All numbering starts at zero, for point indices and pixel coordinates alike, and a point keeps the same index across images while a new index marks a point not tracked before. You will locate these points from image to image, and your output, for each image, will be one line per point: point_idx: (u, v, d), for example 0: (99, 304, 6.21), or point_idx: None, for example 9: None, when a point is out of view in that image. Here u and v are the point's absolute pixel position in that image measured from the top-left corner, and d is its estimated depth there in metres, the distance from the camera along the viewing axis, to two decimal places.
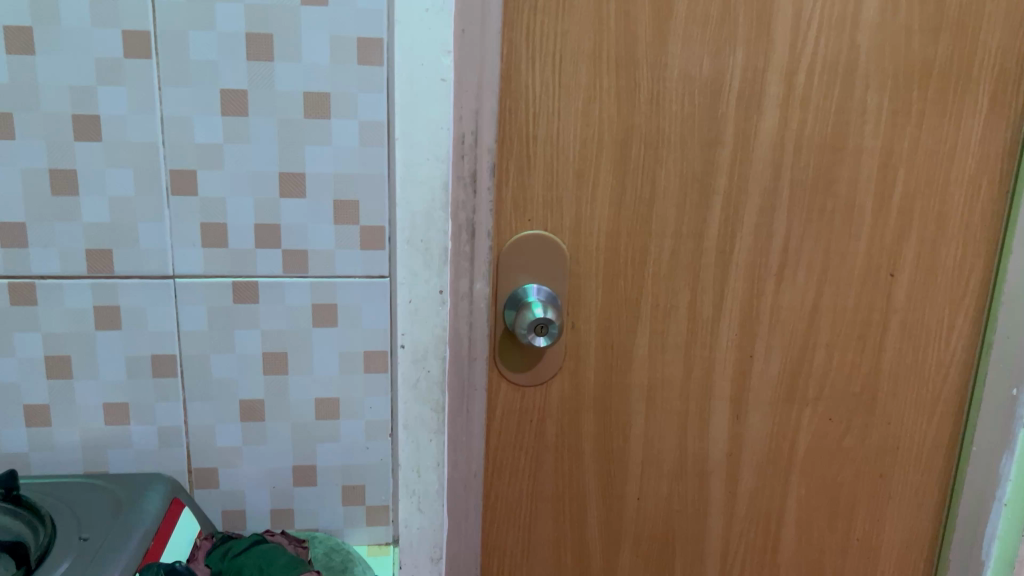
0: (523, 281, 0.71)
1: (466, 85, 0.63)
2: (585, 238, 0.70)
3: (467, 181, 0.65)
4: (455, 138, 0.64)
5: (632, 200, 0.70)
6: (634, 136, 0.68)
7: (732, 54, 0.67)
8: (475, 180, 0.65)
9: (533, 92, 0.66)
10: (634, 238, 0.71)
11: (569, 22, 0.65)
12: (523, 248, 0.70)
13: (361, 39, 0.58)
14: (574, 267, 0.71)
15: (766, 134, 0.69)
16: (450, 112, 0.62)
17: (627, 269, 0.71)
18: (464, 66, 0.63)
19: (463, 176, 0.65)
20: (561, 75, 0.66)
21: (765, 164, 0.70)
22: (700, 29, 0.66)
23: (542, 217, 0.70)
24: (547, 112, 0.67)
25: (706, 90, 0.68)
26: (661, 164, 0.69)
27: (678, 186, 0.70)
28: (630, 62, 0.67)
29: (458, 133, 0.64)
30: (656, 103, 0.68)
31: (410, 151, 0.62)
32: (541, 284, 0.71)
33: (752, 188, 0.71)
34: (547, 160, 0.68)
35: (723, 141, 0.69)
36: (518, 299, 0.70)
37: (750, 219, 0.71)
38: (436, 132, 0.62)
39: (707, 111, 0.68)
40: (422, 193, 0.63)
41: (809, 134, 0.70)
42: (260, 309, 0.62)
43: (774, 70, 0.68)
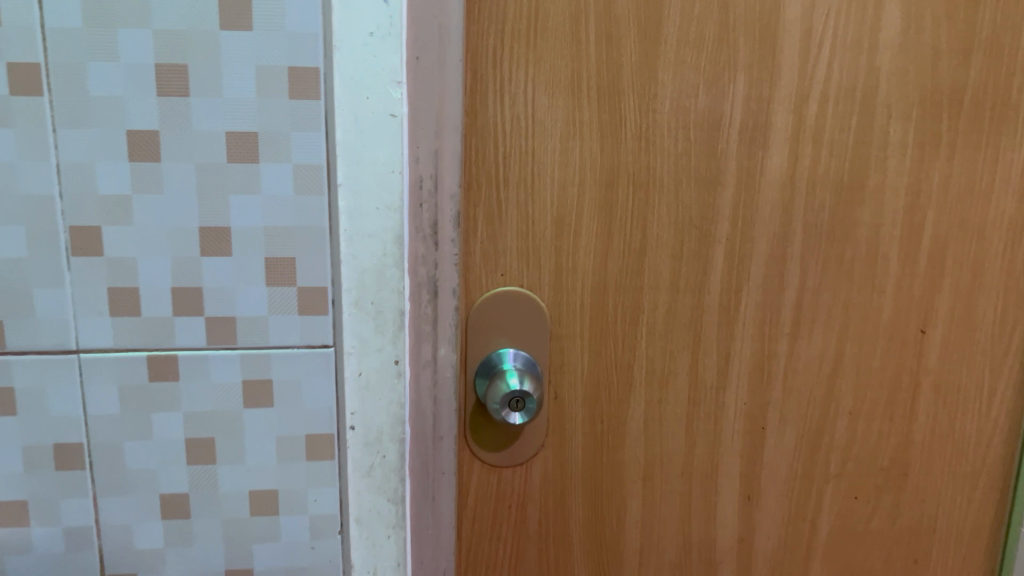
0: (501, 346, 0.61)
1: (424, 122, 0.54)
2: (567, 295, 0.61)
3: (427, 234, 0.56)
4: (412, 183, 0.55)
5: (621, 250, 0.61)
6: (621, 177, 0.59)
7: (732, 83, 0.58)
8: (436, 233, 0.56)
9: (503, 127, 0.57)
10: (624, 294, 0.61)
11: (542, 47, 0.56)
12: (496, 306, 0.60)
13: (294, 69, 0.49)
14: (557, 329, 0.61)
15: (773, 172, 0.60)
16: (405, 154, 0.53)
17: (617, 329, 0.62)
18: (420, 101, 0.54)
19: (423, 228, 0.56)
20: (534, 108, 0.57)
21: (773, 207, 0.61)
22: (695, 54, 0.58)
23: (517, 271, 0.60)
24: (520, 151, 0.58)
25: (703, 124, 0.59)
26: (652, 209, 0.60)
27: (674, 234, 0.61)
28: (615, 92, 0.58)
29: (415, 177, 0.55)
30: (646, 139, 0.59)
31: (358, 199, 0.52)
32: (518, 348, 0.61)
33: (760, 235, 0.61)
34: (521, 205, 0.59)
35: (724, 181, 0.60)
36: (490, 371, 0.60)
37: (758, 271, 0.62)
38: (386, 178, 0.52)
39: (705, 147, 0.59)
40: (375, 248, 0.53)
41: (823, 172, 0.61)
42: (182, 388, 0.53)
43: (781, 99, 0.59)
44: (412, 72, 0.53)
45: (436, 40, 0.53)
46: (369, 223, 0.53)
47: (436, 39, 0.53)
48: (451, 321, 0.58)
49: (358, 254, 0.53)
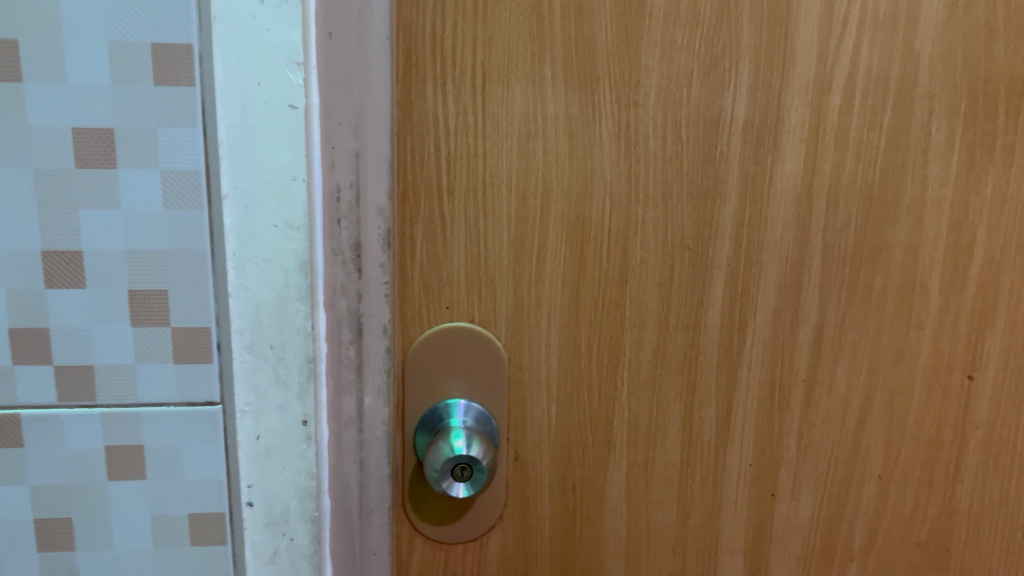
0: (450, 398, 0.49)
1: (340, 115, 0.42)
2: (529, 334, 0.49)
3: (347, 258, 0.44)
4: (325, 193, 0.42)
5: (595, 277, 0.49)
6: (595, 186, 0.47)
7: (734, 70, 0.47)
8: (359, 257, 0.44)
9: (445, 124, 0.46)
10: (600, 333, 0.49)
11: (495, 24, 0.45)
12: (444, 348, 0.48)
13: (158, 48, 0.35)
14: (517, 374, 0.50)
15: (786, 181, 0.48)
16: (315, 155, 0.41)
17: (592, 375, 0.50)
18: (335, 88, 0.41)
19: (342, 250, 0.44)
20: (485, 100, 0.46)
21: (786, 224, 0.49)
22: (686, 32, 0.46)
23: (467, 303, 0.48)
24: (468, 155, 0.46)
25: (698, 121, 0.47)
26: (635, 226, 0.48)
27: (662, 259, 0.49)
28: (587, 81, 0.46)
29: (330, 185, 0.42)
30: (626, 140, 0.47)
31: (252, 214, 0.38)
32: (470, 399, 0.49)
33: (769, 259, 0.49)
34: (470, 222, 0.47)
35: (725, 192, 0.48)
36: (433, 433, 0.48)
37: (766, 303, 0.50)
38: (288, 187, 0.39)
39: (700, 149, 0.47)
40: (273, 277, 0.40)
41: (848, 181, 0.49)
42: (27, 459, 0.39)
43: (796, 89, 0.47)
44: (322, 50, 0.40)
45: (354, 10, 0.41)
46: (266, 244, 0.39)
47: (354, 10, 0.41)
48: (379, 365, 0.47)
49: (246, 280, 0.39)
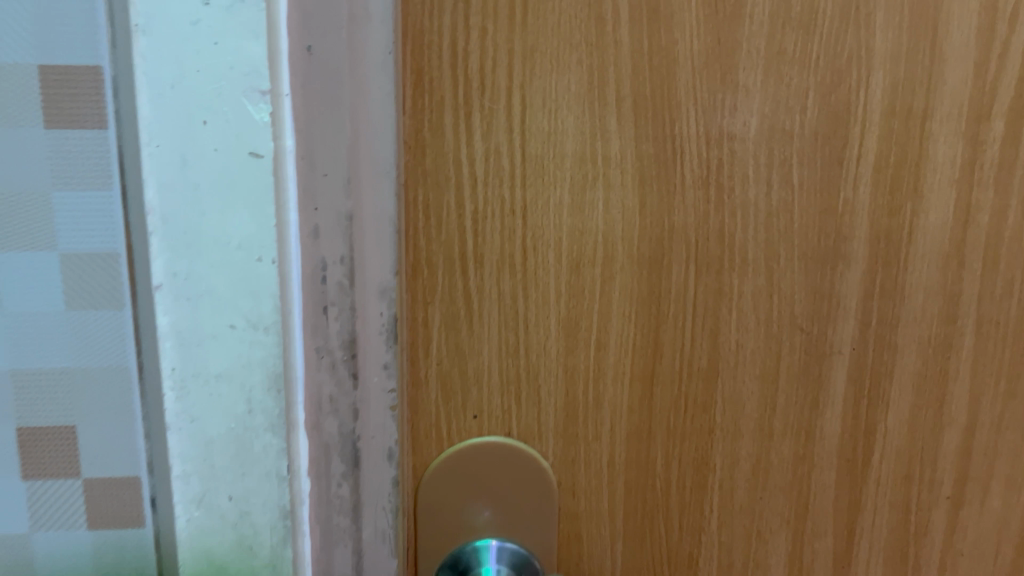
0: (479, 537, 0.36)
1: (325, 162, 0.29)
2: (586, 449, 0.36)
3: (338, 363, 0.31)
4: (304, 272, 0.30)
5: (676, 372, 0.36)
6: (675, 249, 0.35)
7: (863, 88, 0.34)
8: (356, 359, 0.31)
9: (470, 170, 0.33)
10: (680, 446, 0.37)
11: (538, 30, 0.32)
12: (471, 476, 0.35)
13: (49, 70, 0.26)
14: (570, 503, 0.37)
15: (930, 237, 0.36)
16: (290, 223, 0.28)
17: (669, 501, 0.37)
18: (319, 125, 0.28)
19: (329, 352, 0.31)
20: (527, 136, 0.33)
21: (929, 295, 0.36)
22: (800, 39, 0.33)
23: (501, 411, 0.35)
24: (503, 211, 0.34)
25: (815, 160, 0.34)
26: (729, 301, 0.35)
27: (765, 344, 0.36)
28: (665, 106, 0.33)
29: (312, 259, 0.30)
30: (717, 186, 0.34)
31: (197, 314, 0.27)
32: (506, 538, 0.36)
33: (905, 340, 0.37)
34: (505, 301, 0.34)
35: (849, 253, 0.35)
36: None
37: (901, 400, 0.37)
38: (250, 273, 0.27)
39: (817, 197, 0.35)
40: (228, 403, 0.28)
41: (1012, 235, 0.36)
42: None
43: (945, 113, 0.35)
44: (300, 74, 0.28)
45: (344, 11, 0.28)
46: (215, 352, 0.27)
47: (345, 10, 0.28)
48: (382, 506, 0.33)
49: (190, 407, 0.28)
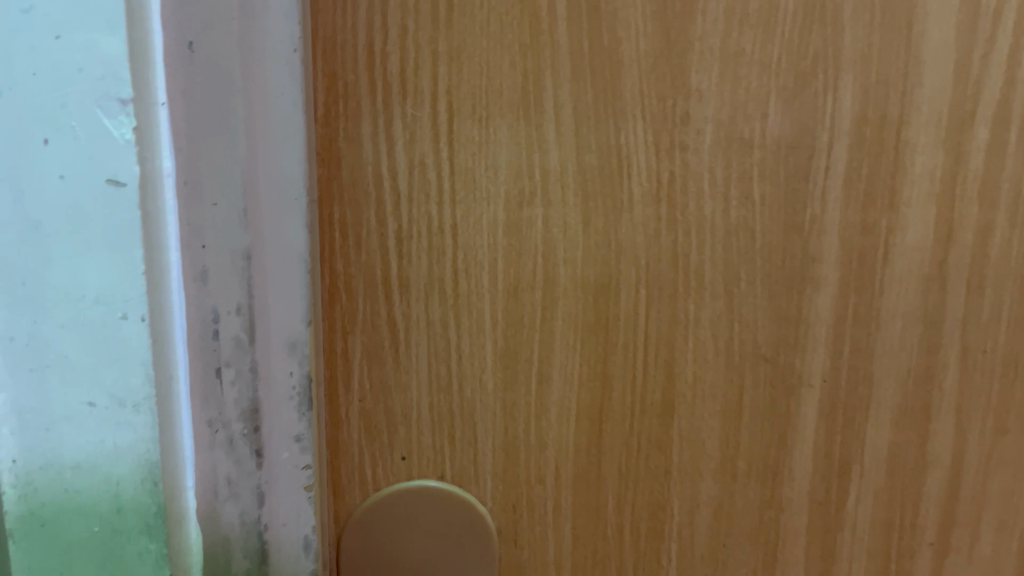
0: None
1: (214, 190, 0.24)
2: (528, 493, 0.33)
3: (234, 431, 0.27)
4: (193, 329, 0.25)
5: (627, 407, 0.32)
6: (623, 272, 0.31)
7: (831, 92, 0.31)
8: (255, 423, 0.27)
9: (394, 184, 0.30)
10: (632, 487, 0.33)
11: (465, 30, 0.29)
12: (398, 525, 0.32)
13: None
14: (511, 552, 0.33)
15: (909, 257, 0.32)
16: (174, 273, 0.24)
17: (623, 549, 0.33)
18: (205, 144, 0.24)
19: (224, 417, 0.26)
20: (455, 146, 0.30)
21: (908, 321, 0.33)
22: (759, 38, 0.30)
23: (434, 451, 0.32)
24: (430, 230, 0.30)
25: (777, 172, 0.31)
26: (684, 329, 0.32)
27: (725, 376, 0.32)
28: (609, 114, 0.30)
29: (202, 311, 0.25)
30: (669, 202, 0.31)
31: (45, 386, 0.23)
32: None
33: (883, 371, 0.33)
34: (435, 330, 0.31)
35: (818, 276, 0.32)
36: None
37: (878, 437, 0.34)
38: (109, 336, 0.22)
39: (781, 213, 0.31)
40: (92, 491, 0.24)
41: (1000, 255, 0.33)
42: None
43: (922, 120, 0.31)
44: (181, 77, 0.23)
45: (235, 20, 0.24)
46: (70, 434, 0.23)
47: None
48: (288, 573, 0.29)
49: (40, 492, 0.24)
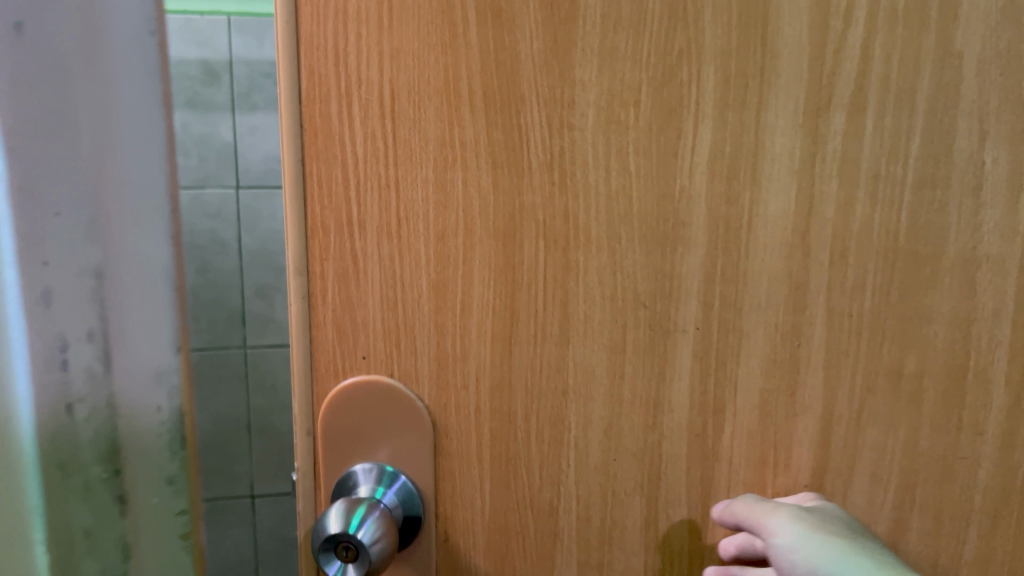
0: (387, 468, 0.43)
1: (52, 197, 0.20)
2: (455, 396, 0.42)
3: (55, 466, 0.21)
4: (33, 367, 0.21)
5: (531, 335, 0.40)
6: (525, 226, 0.39)
7: (695, 82, 0.37)
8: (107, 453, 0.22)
9: (353, 149, 0.40)
10: (536, 400, 0.41)
11: (401, 35, 0.39)
12: (358, 410, 0.42)
13: None
14: (443, 442, 0.42)
15: (771, 226, 0.37)
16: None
17: (531, 451, 0.41)
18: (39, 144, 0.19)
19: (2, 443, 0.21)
20: (396, 123, 0.40)
21: (774, 283, 0.38)
22: (631, 38, 0.37)
23: (385, 355, 0.42)
24: (379, 185, 0.40)
25: (650, 148, 0.38)
26: (576, 275, 0.39)
27: (612, 316, 0.39)
28: (511, 99, 0.38)
29: (46, 342, 0.20)
30: (560, 171, 0.39)
31: None
32: (400, 473, 0.43)
33: (752, 324, 0.38)
34: (384, 262, 0.41)
35: (688, 237, 0.38)
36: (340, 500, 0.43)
37: (749, 382, 0.39)
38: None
39: (654, 184, 0.38)
40: None
41: (862, 228, 0.36)
42: None
43: (780, 107, 0.36)
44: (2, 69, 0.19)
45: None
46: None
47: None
48: (160, 482, 0.22)
49: None
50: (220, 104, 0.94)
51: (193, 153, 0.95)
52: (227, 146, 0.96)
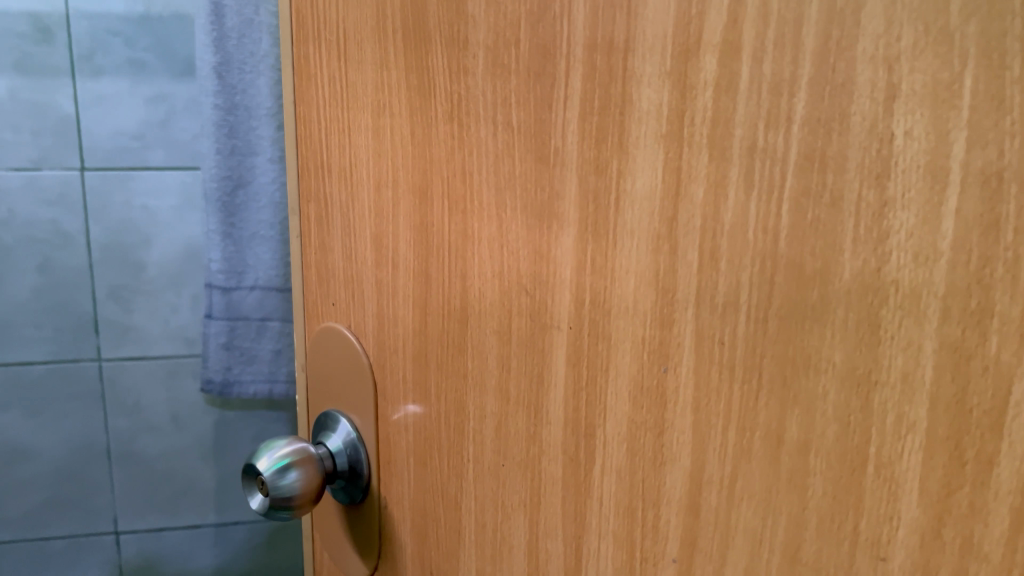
0: (354, 427, 0.43)
1: None
2: (388, 359, 0.39)
3: None
4: None
5: (438, 308, 0.36)
6: (432, 184, 0.35)
7: (567, 17, 0.29)
8: None
9: (324, 91, 0.40)
10: (443, 379, 0.37)
11: None
12: (332, 359, 0.43)
13: None
14: (382, 405, 0.41)
15: (638, 208, 0.28)
16: None
17: (442, 434, 0.37)
18: None
19: None
20: (348, 66, 0.38)
21: (640, 283, 0.28)
22: None
23: (346, 305, 0.41)
24: (340, 130, 0.40)
25: (527, 100, 0.31)
26: (470, 246, 0.34)
27: (500, 299, 0.33)
28: (421, 40, 0.34)
29: None
30: (459, 123, 0.33)
31: None
32: (359, 437, 0.42)
33: (621, 334, 0.29)
34: (341, 211, 0.40)
35: (562, 213, 0.30)
36: (317, 439, 0.44)
37: (619, 408, 0.30)
38: None
39: (532, 144, 0.31)
40: None
41: (735, 221, 0.26)
42: None
43: (647, 48, 0.27)
44: None
45: None
46: None
47: None
48: None
49: None
50: (59, 67, 1.04)
51: (24, 128, 1.05)
52: (70, 118, 1.06)
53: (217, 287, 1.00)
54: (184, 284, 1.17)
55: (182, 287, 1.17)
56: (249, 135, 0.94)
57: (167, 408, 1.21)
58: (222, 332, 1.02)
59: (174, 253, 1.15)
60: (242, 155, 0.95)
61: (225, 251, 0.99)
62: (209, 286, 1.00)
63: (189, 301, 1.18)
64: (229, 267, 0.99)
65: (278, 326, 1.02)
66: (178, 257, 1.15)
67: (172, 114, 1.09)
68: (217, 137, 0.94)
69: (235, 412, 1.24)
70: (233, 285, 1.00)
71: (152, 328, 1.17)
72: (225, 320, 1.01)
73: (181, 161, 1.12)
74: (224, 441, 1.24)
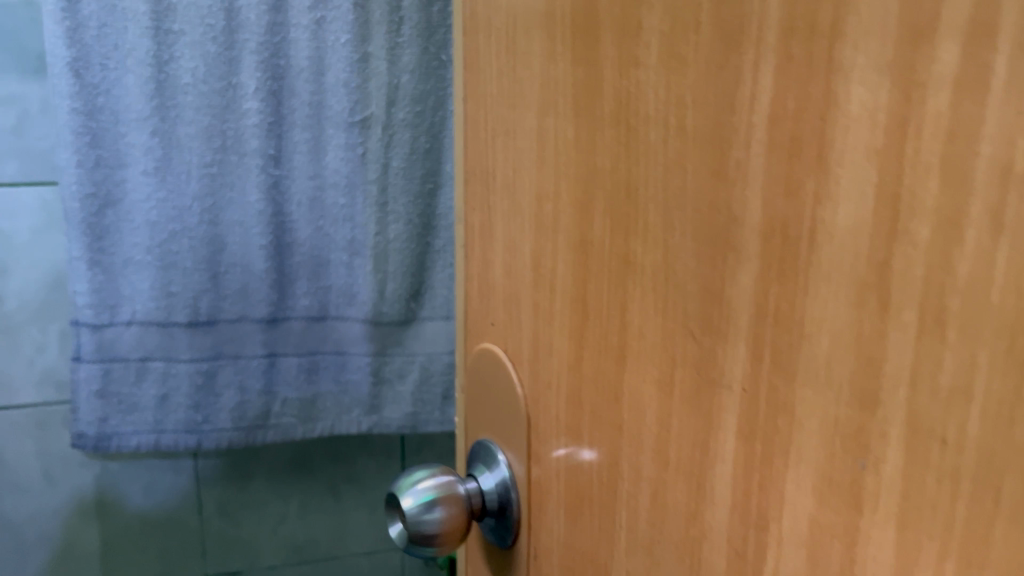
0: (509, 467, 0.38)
1: None
2: (543, 393, 0.35)
3: None
4: None
5: (596, 343, 0.31)
6: (596, 197, 0.30)
7: None
8: None
9: (490, 87, 0.36)
10: (597, 426, 0.31)
11: None
12: (490, 384, 0.39)
13: None
14: (534, 442, 0.36)
15: (839, 246, 0.21)
16: None
17: (594, 489, 0.32)
18: None
19: None
20: (514, 58, 0.34)
21: (836, 344, 0.21)
22: None
23: (504, 326, 0.37)
24: (505, 131, 0.35)
25: (702, 100, 0.25)
26: (633, 273, 0.28)
27: (663, 341, 0.27)
28: (590, 26, 0.29)
29: None
30: (627, 127, 0.28)
31: None
32: (512, 477, 0.38)
33: (807, 408, 0.23)
34: (504, 222, 0.36)
35: (741, 244, 0.24)
36: (474, 471, 0.40)
37: (800, 501, 0.23)
38: None
39: (708, 154, 0.25)
40: None
41: (973, 277, 0.18)
42: None
43: (862, 30, 0.20)
44: None
45: None
46: None
47: None
48: None
49: None
50: None
51: None
52: None
53: (86, 325, 0.89)
54: (52, 318, 1.02)
55: (48, 322, 1.02)
56: (116, 142, 0.87)
57: (37, 462, 1.05)
58: (93, 377, 0.91)
59: (36, 282, 1.00)
60: (109, 168, 0.87)
61: (93, 281, 0.89)
62: (76, 323, 0.90)
63: (57, 340, 1.03)
64: (98, 300, 0.89)
65: (160, 367, 0.92)
66: (41, 289, 1.01)
67: (25, 120, 0.96)
68: (79, 148, 0.86)
69: (119, 464, 1.08)
70: (104, 321, 0.90)
71: (14, 370, 1.02)
72: (97, 363, 0.90)
73: (39, 176, 0.98)
74: (109, 495, 1.09)
